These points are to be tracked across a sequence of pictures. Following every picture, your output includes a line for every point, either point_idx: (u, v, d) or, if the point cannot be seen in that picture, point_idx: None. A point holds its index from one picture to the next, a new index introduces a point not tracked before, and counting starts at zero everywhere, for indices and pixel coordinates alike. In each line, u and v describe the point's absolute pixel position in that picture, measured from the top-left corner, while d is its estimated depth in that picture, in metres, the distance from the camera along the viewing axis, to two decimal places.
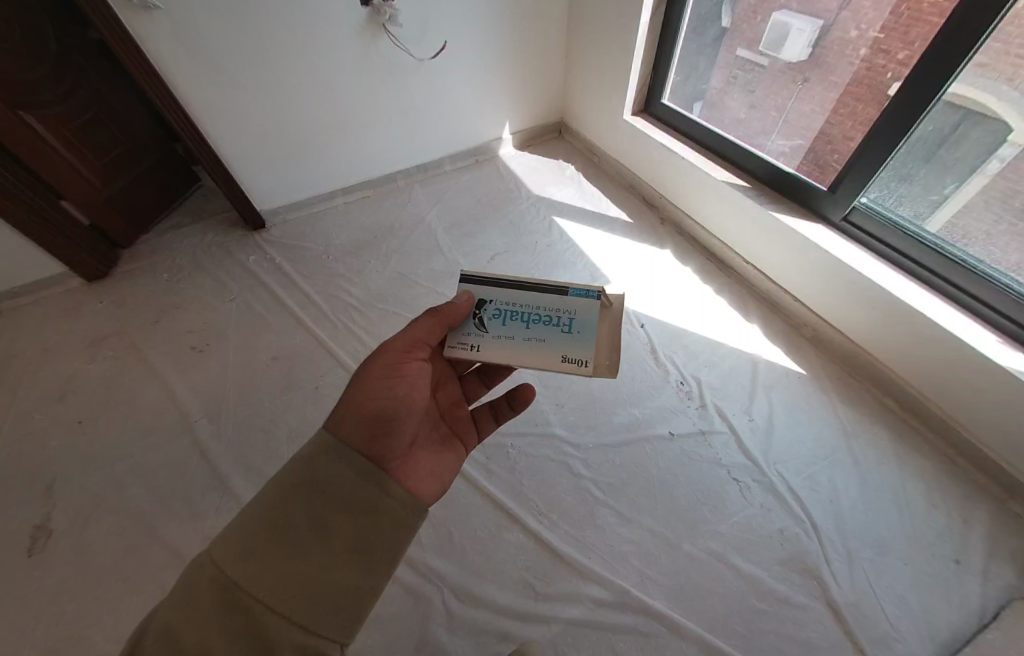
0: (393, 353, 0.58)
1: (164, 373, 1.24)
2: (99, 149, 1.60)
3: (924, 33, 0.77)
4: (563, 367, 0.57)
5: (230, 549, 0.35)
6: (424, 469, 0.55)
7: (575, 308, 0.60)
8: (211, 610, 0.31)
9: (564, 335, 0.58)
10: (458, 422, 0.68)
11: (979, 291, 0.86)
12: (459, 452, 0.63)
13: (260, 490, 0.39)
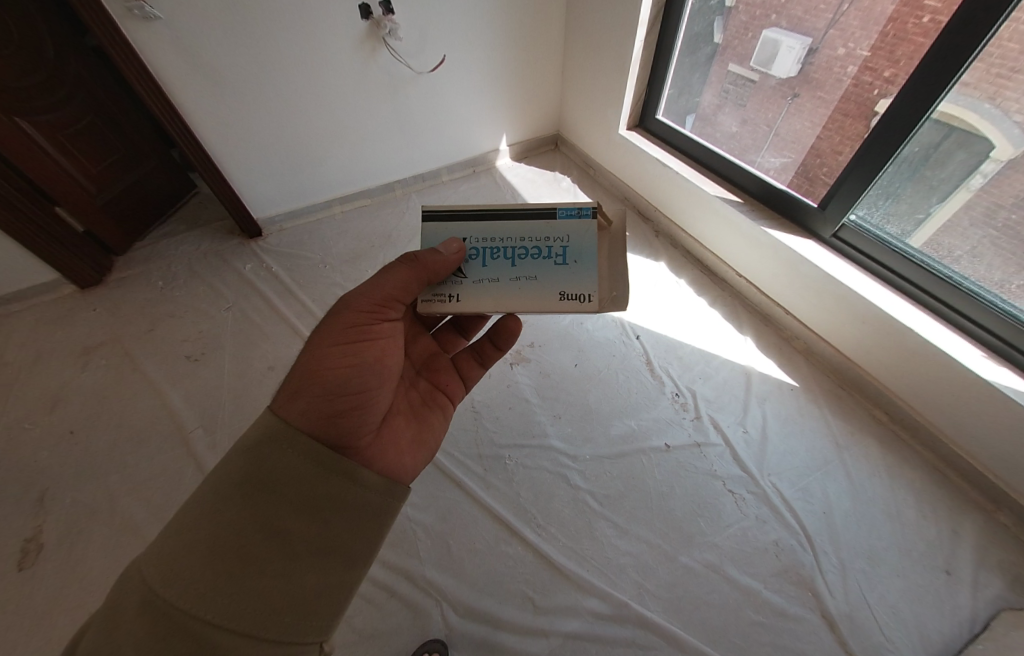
0: (356, 315, 0.55)
1: (158, 382, 1.23)
2: (94, 155, 1.59)
3: (909, 52, 0.82)
4: (563, 304, 0.57)
5: (163, 568, 0.33)
6: (404, 437, 0.59)
7: (566, 234, 0.58)
8: (143, 639, 0.30)
9: (559, 267, 0.58)
10: (437, 377, 0.72)
11: (964, 308, 0.89)
12: (440, 409, 0.69)
13: (196, 500, 0.37)
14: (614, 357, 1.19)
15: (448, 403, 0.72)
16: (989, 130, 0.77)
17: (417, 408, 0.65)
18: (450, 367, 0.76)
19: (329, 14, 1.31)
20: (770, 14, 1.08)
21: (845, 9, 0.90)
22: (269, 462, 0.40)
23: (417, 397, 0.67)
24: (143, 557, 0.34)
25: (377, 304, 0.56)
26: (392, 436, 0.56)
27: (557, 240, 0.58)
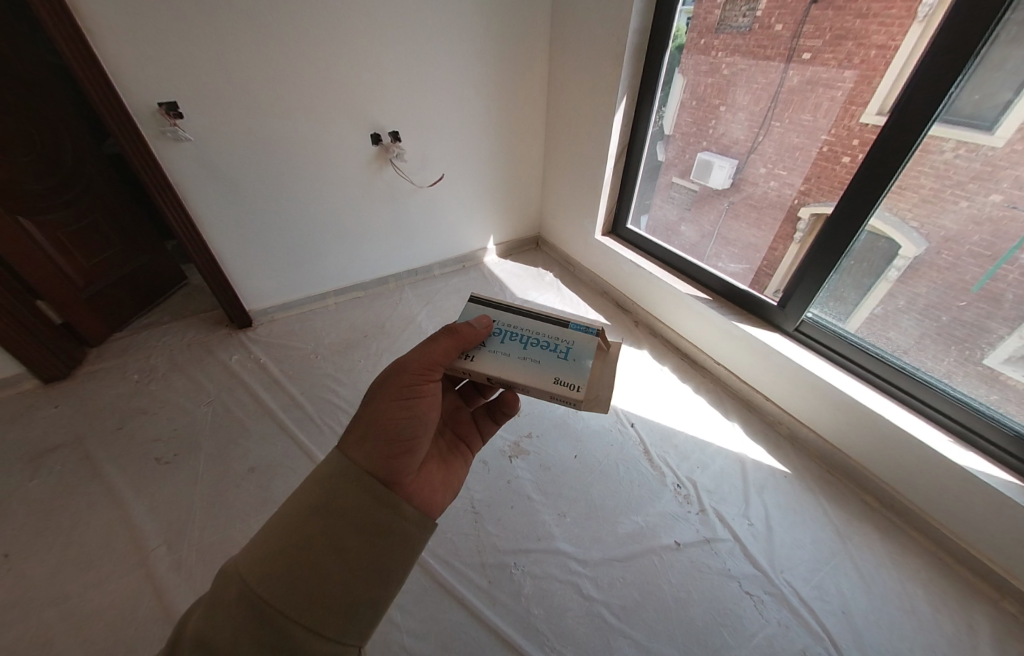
0: (410, 373, 0.57)
1: (117, 490, 1.10)
2: (90, 250, 1.61)
3: (816, 172, 1.09)
4: (555, 389, 0.60)
5: (254, 563, 0.39)
6: (441, 479, 0.59)
7: (570, 341, 0.64)
8: (240, 622, 0.36)
9: (560, 362, 0.63)
10: (460, 428, 0.73)
11: (923, 395, 1.00)
12: (466, 458, 0.69)
13: (280, 510, 0.43)
14: (612, 447, 1.20)
15: (471, 452, 0.72)
16: (901, 239, 0.98)
17: (447, 454, 0.66)
18: (472, 419, 0.77)
19: (345, 141, 1.52)
20: (702, 144, 1.41)
21: (759, 142, 1.22)
22: (332, 488, 0.45)
23: (445, 444, 0.68)
24: (237, 556, 0.40)
25: (426, 363, 0.59)
26: (431, 477, 0.57)
27: (564, 340, 0.64)
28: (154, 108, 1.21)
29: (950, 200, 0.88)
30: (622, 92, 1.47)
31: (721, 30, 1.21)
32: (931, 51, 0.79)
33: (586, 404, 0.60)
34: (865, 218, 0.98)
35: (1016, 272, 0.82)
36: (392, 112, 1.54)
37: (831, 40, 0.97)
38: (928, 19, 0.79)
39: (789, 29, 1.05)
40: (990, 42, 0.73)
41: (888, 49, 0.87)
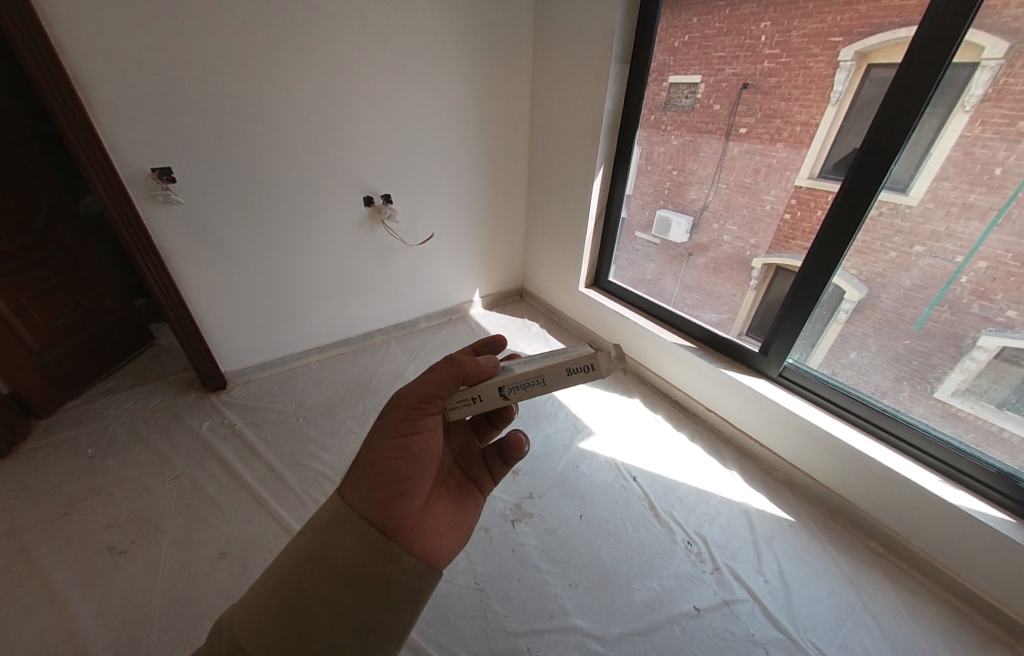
0: (406, 409, 0.53)
1: (62, 592, 0.98)
2: (52, 313, 1.51)
3: (765, 227, 1.30)
4: (573, 361, 0.53)
5: (249, 617, 0.39)
6: (446, 522, 0.55)
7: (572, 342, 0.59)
8: None
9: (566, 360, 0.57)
10: (470, 467, 0.69)
11: (906, 435, 1.07)
12: (475, 499, 0.65)
13: (278, 558, 0.43)
14: (617, 505, 1.19)
15: (481, 493, 0.68)
16: (844, 284, 1.13)
17: (455, 494, 0.62)
18: (483, 455, 0.72)
19: (338, 204, 1.57)
20: (658, 202, 1.61)
21: (709, 201, 1.44)
22: (327, 538, 0.44)
23: (453, 483, 0.64)
24: (234, 609, 0.40)
25: (424, 397, 0.54)
26: (435, 521, 0.53)
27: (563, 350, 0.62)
28: (146, 173, 1.22)
29: (882, 251, 1.04)
30: (600, 161, 1.63)
31: (668, 108, 1.44)
32: (869, 136, 0.96)
33: (608, 359, 0.52)
34: (834, 271, 1.11)
35: (945, 313, 0.98)
36: (383, 177, 1.62)
37: (761, 119, 1.21)
38: (840, 102, 1.02)
39: (725, 109, 1.29)
40: (917, 132, 0.90)
41: (811, 126, 1.10)
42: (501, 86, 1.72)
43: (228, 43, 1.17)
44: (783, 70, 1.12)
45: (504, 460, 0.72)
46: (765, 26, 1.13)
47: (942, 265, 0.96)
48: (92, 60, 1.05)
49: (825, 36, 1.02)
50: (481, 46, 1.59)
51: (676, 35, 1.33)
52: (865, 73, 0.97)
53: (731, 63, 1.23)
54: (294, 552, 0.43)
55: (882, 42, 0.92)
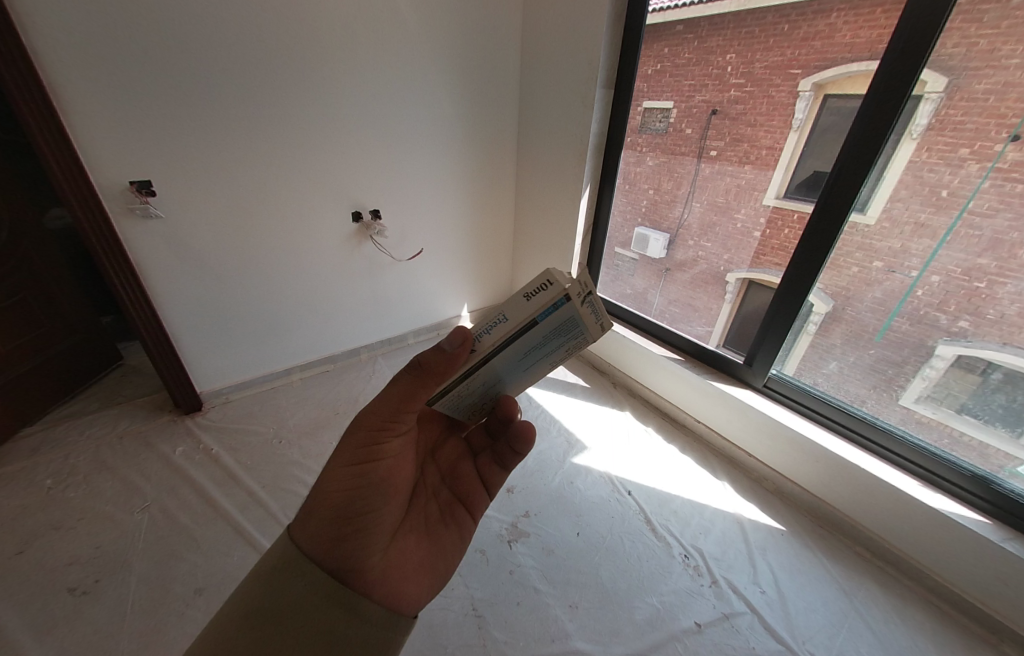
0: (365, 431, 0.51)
1: (11, 643, 0.88)
2: (11, 333, 1.41)
3: (737, 245, 1.38)
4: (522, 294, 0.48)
5: None
6: (416, 561, 0.53)
7: (569, 344, 0.53)
8: None
9: (548, 330, 0.49)
10: (459, 486, 0.67)
11: (887, 442, 1.12)
12: (459, 525, 0.62)
13: (222, 615, 0.41)
14: (614, 520, 1.18)
15: (470, 517, 0.65)
16: (813, 297, 1.18)
17: (435, 524, 0.59)
18: (473, 475, 0.69)
19: (325, 220, 1.55)
20: (636, 220, 1.69)
21: (684, 219, 1.52)
22: (276, 590, 0.42)
23: (436, 508, 0.62)
24: None
25: (383, 416, 0.52)
26: (403, 561, 0.51)
27: (550, 339, 0.51)
28: (123, 186, 1.17)
29: (845, 266, 1.11)
30: (587, 181, 1.68)
31: (644, 131, 1.53)
32: (839, 164, 1.02)
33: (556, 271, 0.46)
34: (810, 288, 1.16)
35: (905, 324, 1.05)
36: (372, 194, 1.61)
37: (730, 142, 1.30)
38: (801, 128, 1.12)
39: (697, 133, 1.38)
40: (882, 158, 0.96)
41: (776, 149, 1.19)
42: (488, 107, 1.77)
43: (216, 58, 1.16)
44: (749, 98, 1.23)
45: (501, 466, 0.71)
46: (731, 58, 1.23)
47: (902, 280, 1.03)
48: (70, 71, 1.02)
49: (785, 68, 1.12)
50: (469, 68, 1.64)
51: (649, 63, 1.42)
52: (822, 101, 1.06)
53: (702, 91, 1.33)
54: (241, 603, 0.41)
55: (836, 74, 1.02)
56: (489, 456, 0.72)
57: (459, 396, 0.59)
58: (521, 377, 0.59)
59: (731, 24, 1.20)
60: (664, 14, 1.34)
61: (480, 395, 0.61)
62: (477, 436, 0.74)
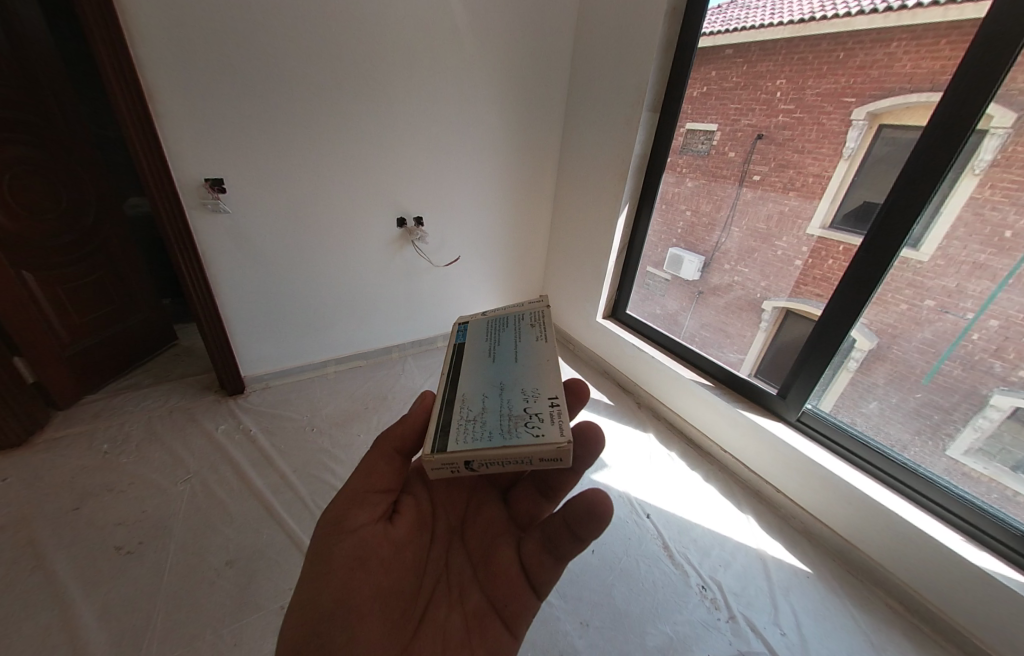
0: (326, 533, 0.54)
1: (65, 592, 0.96)
2: (85, 307, 1.56)
3: (775, 273, 1.35)
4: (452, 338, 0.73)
5: None
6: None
7: (515, 325, 0.69)
8: None
9: (478, 337, 0.70)
10: (494, 583, 0.59)
11: (931, 492, 1.05)
12: (491, 635, 0.56)
13: None
14: (630, 542, 1.17)
15: (509, 622, 0.57)
16: (855, 333, 1.15)
17: (456, 634, 0.55)
18: (514, 568, 0.59)
19: (372, 224, 1.64)
20: (671, 241, 1.69)
21: (722, 243, 1.50)
22: None
23: (459, 614, 0.57)
24: None
25: (335, 518, 0.55)
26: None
27: (494, 334, 0.69)
28: (199, 183, 1.29)
29: (892, 302, 1.07)
30: (626, 200, 1.70)
31: (684, 152, 1.54)
32: (891, 199, 0.99)
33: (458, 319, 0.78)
34: (853, 322, 1.12)
35: (957, 368, 1.01)
36: (418, 201, 1.70)
37: (775, 168, 1.29)
38: (851, 157, 1.11)
39: (740, 156, 1.38)
40: (938, 196, 0.94)
41: (823, 177, 1.18)
42: (533, 123, 1.83)
43: (290, 68, 1.27)
44: (797, 124, 1.21)
45: (555, 556, 0.59)
46: (781, 84, 1.23)
47: (955, 321, 0.99)
48: (166, 79, 1.15)
49: (838, 96, 1.11)
50: (517, 85, 1.70)
51: (695, 86, 1.44)
52: (876, 131, 1.05)
53: (748, 115, 1.33)
54: None
55: (893, 105, 1.01)
56: (537, 541, 0.60)
57: (475, 420, 0.53)
58: (524, 367, 0.60)
59: (784, 49, 1.21)
60: (715, 38, 1.36)
61: (505, 403, 0.54)
62: (523, 511, 0.66)
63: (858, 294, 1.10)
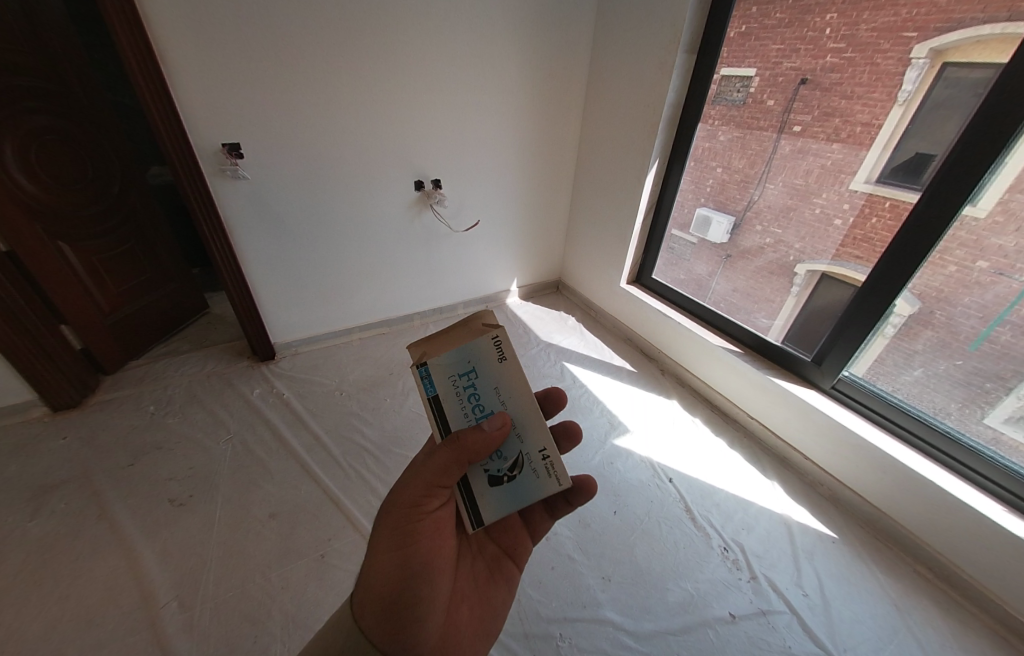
0: (402, 510, 0.51)
1: (129, 536, 1.06)
2: (120, 278, 1.61)
3: (811, 233, 1.25)
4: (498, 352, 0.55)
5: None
6: (469, 626, 0.53)
7: None
8: None
9: None
10: (504, 537, 0.63)
11: (972, 462, 1.01)
12: (508, 578, 0.61)
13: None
14: (653, 504, 1.19)
15: (517, 565, 0.63)
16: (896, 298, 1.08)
17: (482, 583, 0.58)
18: (519, 524, 0.65)
19: (389, 189, 1.60)
20: (700, 200, 1.58)
21: (755, 201, 1.39)
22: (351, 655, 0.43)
23: (482, 564, 0.59)
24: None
25: (420, 488, 0.51)
26: (458, 631, 0.52)
27: None
28: (215, 148, 1.27)
29: (942, 264, 0.98)
30: (655, 156, 1.59)
31: (719, 101, 1.41)
32: (957, 146, 0.89)
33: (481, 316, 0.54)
34: (899, 290, 1.05)
35: (1007, 334, 0.92)
36: (434, 163, 1.63)
37: (819, 117, 1.15)
38: (907, 102, 0.96)
39: (780, 105, 1.24)
40: (1011, 140, 0.82)
41: (873, 126, 1.04)
42: (555, 73, 1.68)
43: (298, 24, 1.19)
44: (846, 65, 1.06)
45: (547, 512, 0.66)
46: (831, 18, 1.07)
47: (1012, 286, 0.89)
48: (176, 38, 1.09)
49: (898, 31, 0.95)
50: (539, 31, 1.56)
51: (734, 25, 1.29)
52: (939, 71, 0.91)
53: (791, 56, 1.17)
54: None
55: (963, 39, 0.87)
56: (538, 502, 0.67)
57: None
58: None
59: None
60: None
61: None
62: None
63: (910, 254, 1.01)
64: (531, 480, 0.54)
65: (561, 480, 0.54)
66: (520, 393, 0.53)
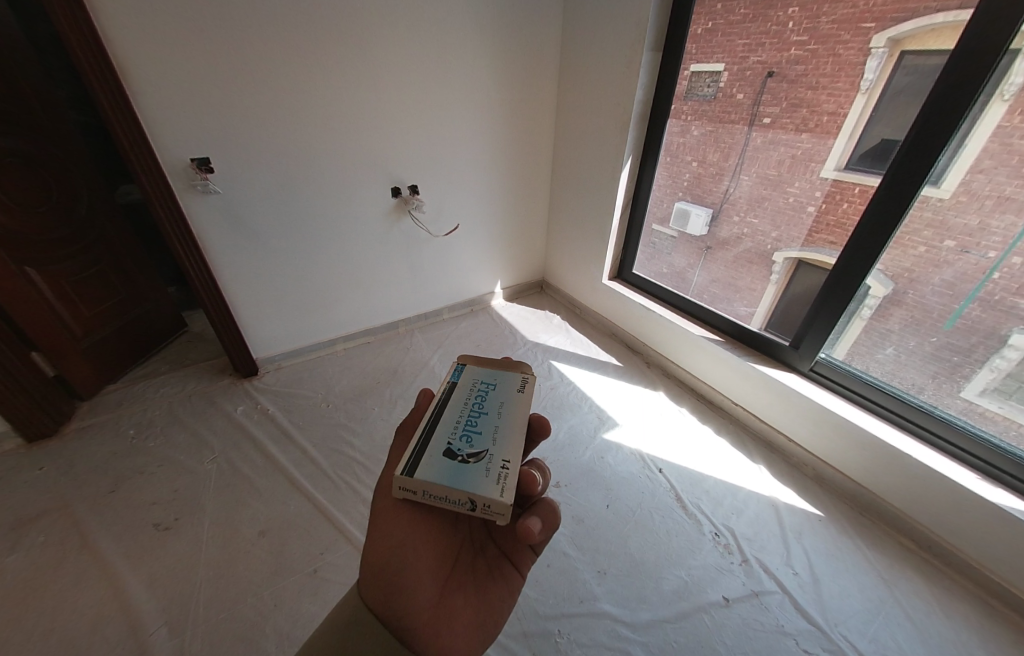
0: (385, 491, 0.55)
1: (113, 564, 1.03)
2: (92, 300, 1.56)
3: (784, 221, 1.28)
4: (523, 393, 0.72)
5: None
6: (465, 616, 0.49)
7: None
8: None
9: None
10: (506, 539, 0.59)
11: (947, 433, 1.04)
12: (509, 579, 0.56)
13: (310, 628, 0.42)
14: (644, 496, 1.21)
15: (519, 571, 0.58)
16: (870, 279, 1.11)
17: (480, 578, 0.54)
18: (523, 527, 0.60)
19: (367, 196, 1.59)
20: (677, 194, 1.61)
21: (730, 193, 1.42)
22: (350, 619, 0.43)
23: (483, 562, 0.56)
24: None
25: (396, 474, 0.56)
26: (449, 619, 0.47)
27: None
28: (186, 163, 1.24)
29: (910, 245, 1.02)
30: (630, 152, 1.62)
31: (690, 97, 1.44)
32: (914, 130, 0.93)
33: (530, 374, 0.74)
34: (868, 272, 1.09)
35: (977, 310, 0.96)
36: (412, 169, 1.63)
37: (787, 108, 1.18)
38: (870, 91, 1.00)
39: (749, 98, 1.27)
40: (965, 124, 0.87)
41: (839, 115, 1.07)
42: (528, 74, 1.70)
43: (265, 35, 1.18)
44: (810, 58, 1.09)
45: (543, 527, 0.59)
46: (794, 12, 1.10)
47: (978, 262, 0.93)
48: (140, 51, 1.07)
49: (857, 22, 0.99)
50: (509, 33, 1.57)
51: (700, 22, 1.33)
52: (897, 60, 0.94)
53: (757, 50, 1.20)
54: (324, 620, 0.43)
55: (917, 28, 0.90)
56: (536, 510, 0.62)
57: None
58: None
59: None
60: None
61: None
62: None
63: (875, 236, 1.05)
64: (480, 475, 0.54)
65: (503, 493, 0.51)
66: (518, 417, 0.64)
